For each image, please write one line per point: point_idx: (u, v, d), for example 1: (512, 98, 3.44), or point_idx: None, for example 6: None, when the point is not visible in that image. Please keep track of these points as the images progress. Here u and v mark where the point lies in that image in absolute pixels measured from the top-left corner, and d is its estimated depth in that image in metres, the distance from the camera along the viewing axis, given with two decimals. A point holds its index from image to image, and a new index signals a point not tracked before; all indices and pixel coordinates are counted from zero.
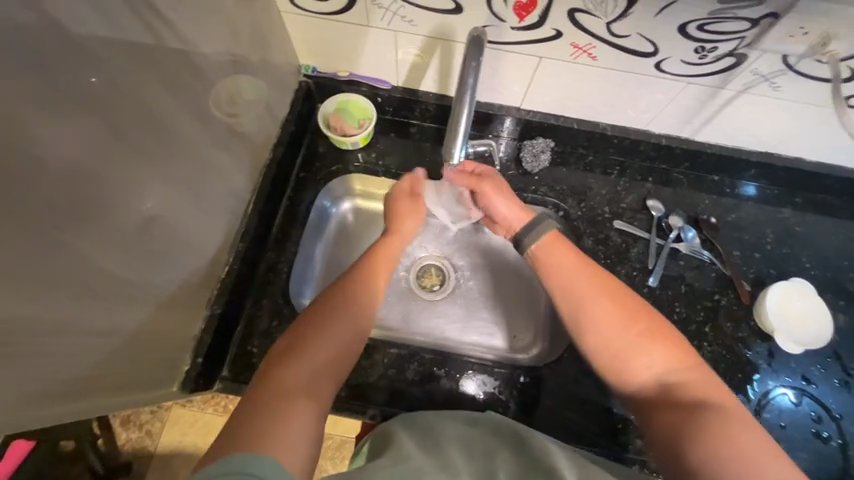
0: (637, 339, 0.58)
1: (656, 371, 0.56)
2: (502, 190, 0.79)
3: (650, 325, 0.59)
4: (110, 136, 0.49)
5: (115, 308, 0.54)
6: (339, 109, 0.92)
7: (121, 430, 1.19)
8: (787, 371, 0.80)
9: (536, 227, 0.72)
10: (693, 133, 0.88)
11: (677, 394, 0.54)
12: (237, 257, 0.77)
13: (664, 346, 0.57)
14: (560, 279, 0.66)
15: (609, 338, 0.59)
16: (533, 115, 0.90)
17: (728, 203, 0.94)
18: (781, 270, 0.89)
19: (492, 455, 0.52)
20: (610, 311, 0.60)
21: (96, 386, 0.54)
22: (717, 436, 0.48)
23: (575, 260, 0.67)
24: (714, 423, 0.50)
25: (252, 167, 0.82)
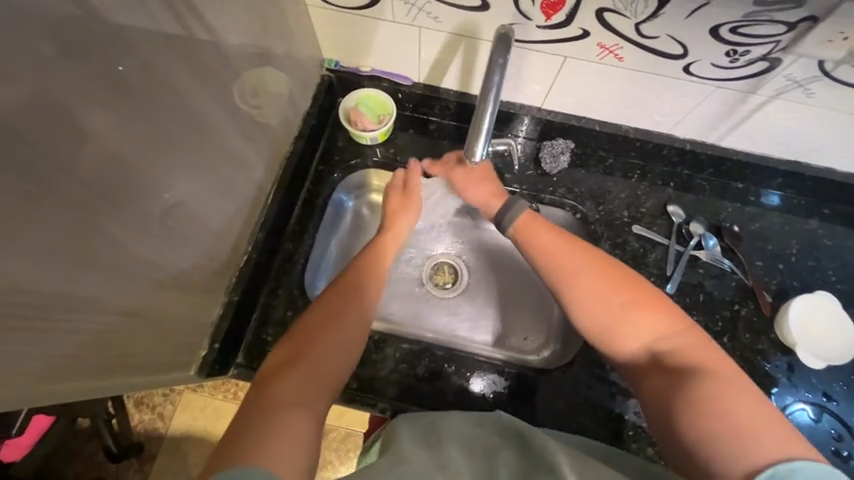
0: (622, 307, 0.57)
1: (646, 343, 0.56)
2: (477, 176, 0.79)
3: (636, 296, 0.58)
4: (141, 123, 0.50)
5: (138, 292, 0.56)
6: (360, 104, 0.92)
7: (134, 410, 1.22)
8: (807, 387, 0.78)
9: (510, 208, 0.72)
10: (719, 138, 0.86)
11: (669, 364, 0.53)
12: (256, 246, 0.78)
13: (650, 312, 0.57)
14: (547, 257, 0.65)
15: (596, 314, 0.59)
16: (554, 115, 0.89)
17: (752, 212, 0.92)
18: (805, 283, 0.86)
19: (494, 452, 0.51)
20: (595, 285, 0.60)
21: (118, 366, 0.56)
22: (709, 399, 0.47)
23: (559, 235, 0.66)
24: (705, 387, 0.48)
25: (273, 159, 0.83)
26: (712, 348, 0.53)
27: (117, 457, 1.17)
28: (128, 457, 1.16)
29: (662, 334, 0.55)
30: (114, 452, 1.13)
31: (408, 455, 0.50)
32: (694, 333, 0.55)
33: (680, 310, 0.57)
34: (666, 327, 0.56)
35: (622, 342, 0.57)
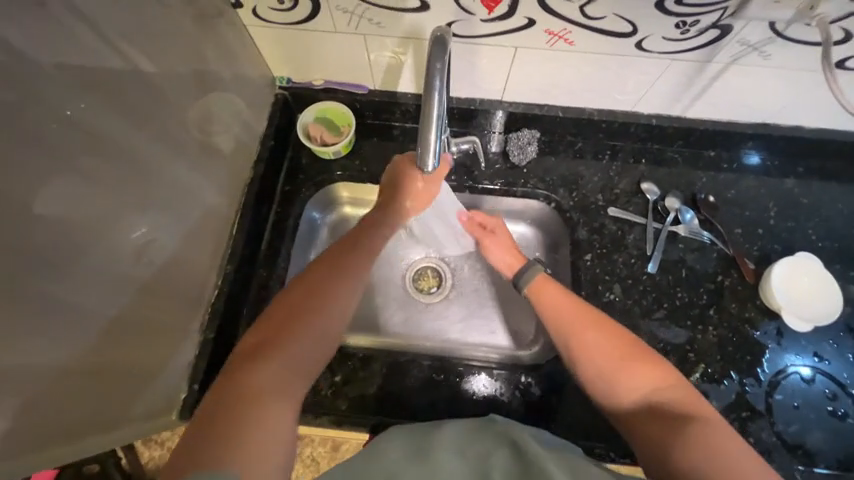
0: (622, 360, 0.58)
1: (644, 393, 0.56)
2: (506, 243, 0.81)
3: (629, 348, 0.59)
4: (73, 178, 0.49)
5: (97, 346, 0.54)
6: (319, 118, 0.90)
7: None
8: (798, 349, 0.77)
9: (527, 270, 0.72)
10: (685, 110, 0.84)
11: (658, 410, 0.54)
12: (226, 279, 0.77)
13: (648, 364, 0.57)
14: (552, 312, 0.66)
15: (595, 362, 0.60)
16: (516, 106, 0.88)
17: (727, 179, 0.91)
18: (786, 244, 0.86)
19: (488, 455, 0.51)
20: (597, 338, 0.61)
21: (89, 425, 0.55)
22: (702, 447, 0.49)
23: (566, 296, 0.67)
24: (696, 435, 0.50)
25: (233, 186, 0.81)
26: (706, 404, 0.54)
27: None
28: None
29: (661, 386, 0.56)
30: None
31: (392, 473, 0.49)
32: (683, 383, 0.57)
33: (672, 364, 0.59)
34: (665, 380, 0.56)
35: (619, 392, 0.57)
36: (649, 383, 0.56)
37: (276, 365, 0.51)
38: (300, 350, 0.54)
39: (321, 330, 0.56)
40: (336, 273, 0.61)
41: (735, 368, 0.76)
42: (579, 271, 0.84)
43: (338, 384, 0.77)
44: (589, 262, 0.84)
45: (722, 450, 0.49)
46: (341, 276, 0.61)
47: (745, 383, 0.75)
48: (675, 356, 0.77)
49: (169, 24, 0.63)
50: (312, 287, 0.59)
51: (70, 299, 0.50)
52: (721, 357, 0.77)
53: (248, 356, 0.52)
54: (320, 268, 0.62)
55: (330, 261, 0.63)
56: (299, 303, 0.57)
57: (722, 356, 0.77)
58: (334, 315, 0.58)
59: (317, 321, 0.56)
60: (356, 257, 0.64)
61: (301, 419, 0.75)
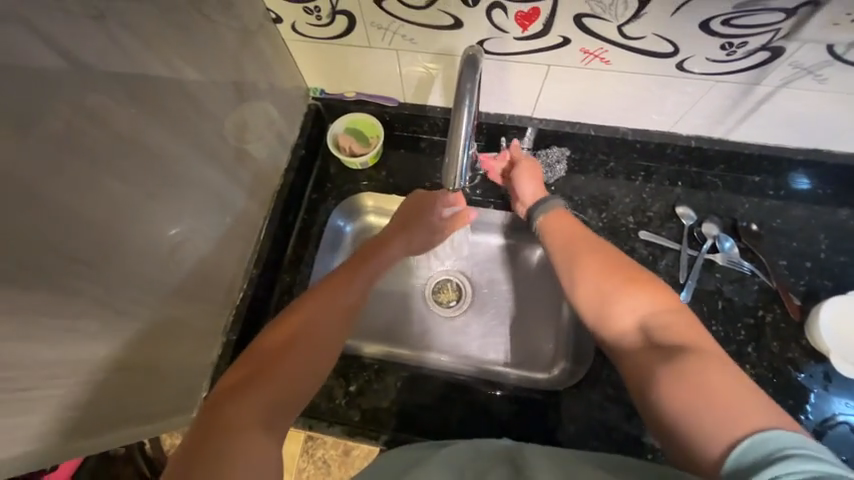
0: (621, 284, 0.57)
1: (641, 321, 0.54)
2: (533, 170, 0.80)
3: (631, 276, 0.58)
4: (116, 184, 0.52)
5: (126, 344, 0.57)
6: (349, 129, 0.92)
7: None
8: (848, 397, 0.71)
9: (548, 201, 0.73)
10: (728, 132, 0.80)
11: (655, 339, 0.52)
12: (251, 282, 0.78)
13: (647, 289, 0.56)
14: (558, 244, 0.68)
15: (595, 286, 0.59)
16: (546, 123, 0.86)
17: (773, 206, 0.85)
18: (838, 280, 0.79)
19: (484, 473, 0.48)
20: (597, 268, 0.61)
21: (115, 418, 0.58)
22: (696, 375, 0.45)
23: (573, 226, 0.69)
24: (693, 363, 0.46)
25: (263, 193, 0.84)
26: (708, 337, 0.51)
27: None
28: None
29: (659, 311, 0.54)
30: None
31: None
32: (688, 318, 0.53)
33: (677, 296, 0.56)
34: (663, 308, 0.54)
35: (616, 317, 0.56)
36: (647, 310, 0.55)
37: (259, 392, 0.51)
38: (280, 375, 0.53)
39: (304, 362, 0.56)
40: (320, 308, 0.62)
41: None
42: None
43: (352, 393, 0.77)
44: None
45: (722, 378, 0.44)
46: (326, 309, 0.62)
47: None
48: None
49: (212, 41, 0.66)
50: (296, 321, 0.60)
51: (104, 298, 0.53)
52: None
53: (228, 392, 0.51)
54: (305, 302, 0.62)
55: (314, 295, 0.63)
56: (283, 333, 0.58)
57: None
58: (320, 347, 0.59)
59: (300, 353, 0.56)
60: (342, 293, 0.65)
61: (316, 427, 0.75)
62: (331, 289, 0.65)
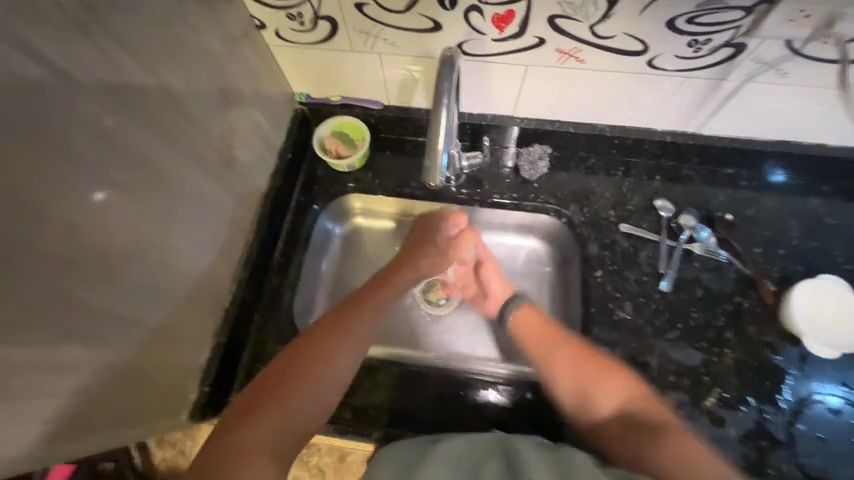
0: (596, 378, 0.64)
1: (619, 409, 0.62)
2: (498, 272, 0.86)
3: (602, 366, 0.65)
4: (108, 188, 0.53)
5: (117, 348, 0.57)
6: (335, 132, 0.94)
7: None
8: (823, 377, 0.73)
9: (512, 299, 0.78)
10: (700, 127, 0.83)
11: (634, 421, 0.60)
12: (240, 286, 0.79)
13: (619, 379, 0.64)
14: (529, 342, 0.71)
15: (573, 388, 0.65)
16: (527, 122, 0.88)
17: (746, 197, 0.88)
18: (809, 265, 0.82)
19: (480, 468, 0.49)
20: (571, 359, 0.66)
21: (108, 422, 0.58)
22: (677, 452, 0.55)
23: (544, 323, 0.73)
24: (671, 444, 0.56)
25: (252, 197, 0.84)
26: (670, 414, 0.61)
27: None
28: None
29: (631, 401, 0.62)
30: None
31: None
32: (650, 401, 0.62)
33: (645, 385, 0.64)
34: (634, 393, 0.63)
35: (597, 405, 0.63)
36: (622, 403, 0.62)
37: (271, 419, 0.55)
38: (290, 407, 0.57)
39: (314, 390, 0.59)
40: (334, 337, 0.64)
41: (754, 393, 0.73)
42: (589, 288, 0.82)
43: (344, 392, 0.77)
44: (599, 279, 0.83)
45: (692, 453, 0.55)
46: (340, 340, 0.63)
47: (765, 410, 0.72)
48: (689, 379, 0.74)
49: (197, 46, 0.67)
50: (312, 348, 0.62)
51: (95, 302, 0.53)
52: (740, 382, 0.74)
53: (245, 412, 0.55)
54: (321, 330, 0.64)
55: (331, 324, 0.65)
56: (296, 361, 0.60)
57: (739, 381, 0.74)
58: (330, 376, 0.61)
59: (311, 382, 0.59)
60: (357, 322, 0.66)
61: None
62: (346, 316, 0.66)
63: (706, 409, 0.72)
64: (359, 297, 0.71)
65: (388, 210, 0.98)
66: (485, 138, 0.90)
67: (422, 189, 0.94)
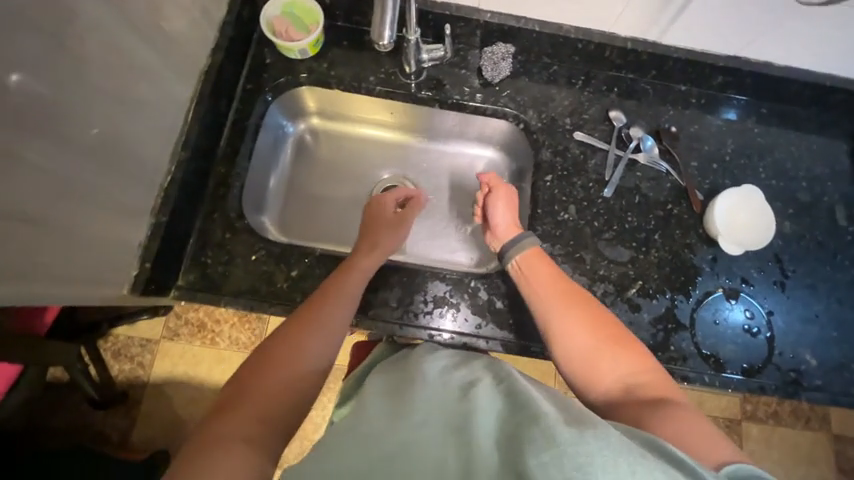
0: (605, 343, 0.63)
1: (624, 373, 0.61)
2: (511, 201, 0.82)
3: (614, 332, 0.64)
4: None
5: (26, 194, 0.53)
6: (286, 13, 0.85)
7: (113, 362, 1.38)
8: (727, 274, 0.83)
9: (521, 241, 0.76)
10: (661, 35, 0.84)
11: (638, 392, 0.59)
12: (180, 167, 0.75)
13: (629, 350, 0.62)
14: (537, 292, 0.69)
15: (581, 344, 0.63)
16: (494, 16, 0.85)
17: (693, 114, 0.92)
18: (736, 179, 0.89)
19: (470, 390, 0.48)
20: (581, 319, 0.65)
21: (20, 269, 0.56)
22: (680, 424, 0.54)
23: (550, 271, 0.71)
24: (677, 414, 0.56)
25: (190, 74, 0.77)
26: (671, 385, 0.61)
27: (103, 405, 1.31)
28: (115, 403, 1.32)
29: (638, 369, 0.61)
30: (98, 399, 1.27)
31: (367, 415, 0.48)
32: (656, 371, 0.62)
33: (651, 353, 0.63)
34: (645, 366, 0.61)
35: (601, 371, 0.62)
36: (628, 368, 0.61)
37: (239, 409, 0.52)
38: (262, 396, 0.53)
39: (291, 374, 0.56)
40: (317, 318, 0.61)
41: (670, 286, 0.82)
42: (538, 191, 0.85)
43: (293, 278, 0.77)
44: (548, 184, 0.86)
45: (692, 430, 0.54)
46: (315, 329, 0.60)
47: (675, 299, 0.81)
48: (615, 272, 0.82)
49: None
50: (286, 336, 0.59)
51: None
52: (659, 277, 0.82)
53: (233, 387, 0.54)
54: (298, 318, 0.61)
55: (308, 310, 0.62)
56: (272, 355, 0.57)
57: (659, 276, 0.82)
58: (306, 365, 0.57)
59: (286, 373, 0.55)
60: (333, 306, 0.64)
61: (256, 309, 0.75)
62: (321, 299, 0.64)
63: (626, 297, 0.81)
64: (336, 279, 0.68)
65: (375, 117, 0.96)
66: (447, 27, 0.85)
67: (381, 84, 0.89)
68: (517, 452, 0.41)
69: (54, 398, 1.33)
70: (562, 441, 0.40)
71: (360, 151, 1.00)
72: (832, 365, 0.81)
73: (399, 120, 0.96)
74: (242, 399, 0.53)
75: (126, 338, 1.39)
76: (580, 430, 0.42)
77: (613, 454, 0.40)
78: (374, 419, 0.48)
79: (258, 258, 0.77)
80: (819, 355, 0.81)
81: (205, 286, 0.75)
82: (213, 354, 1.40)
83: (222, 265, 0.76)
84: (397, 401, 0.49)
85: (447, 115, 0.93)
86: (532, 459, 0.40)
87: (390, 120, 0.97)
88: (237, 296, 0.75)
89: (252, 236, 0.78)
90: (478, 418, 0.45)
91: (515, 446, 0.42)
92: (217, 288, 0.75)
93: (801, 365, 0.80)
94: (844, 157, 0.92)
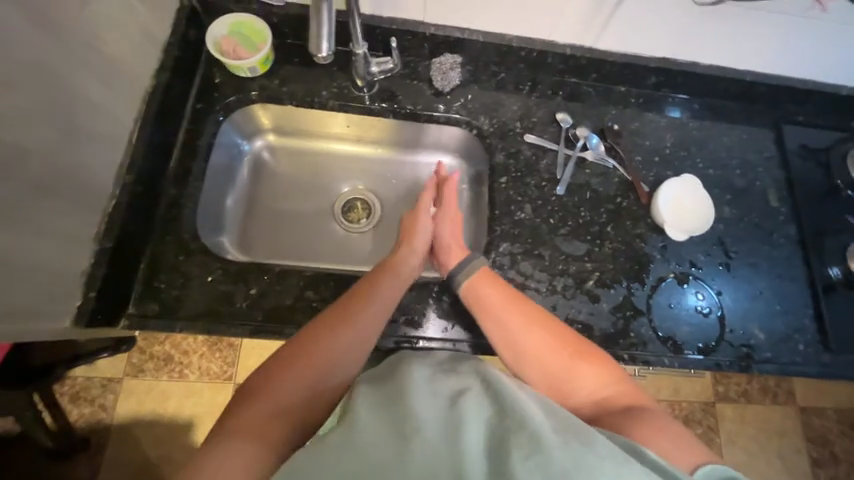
0: (571, 360, 0.65)
1: (592, 389, 0.63)
2: (452, 227, 0.85)
3: (579, 348, 0.67)
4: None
5: None
6: (233, 32, 0.85)
7: (72, 407, 1.29)
8: (677, 259, 0.88)
9: (468, 265, 0.76)
10: (595, 41, 0.89)
11: (608, 405, 0.61)
12: (125, 190, 0.73)
13: (596, 365, 0.65)
14: (498, 316, 0.71)
15: (547, 367, 0.66)
16: (439, 29, 0.88)
17: (634, 113, 0.98)
18: (677, 171, 0.95)
19: (460, 397, 0.47)
20: (543, 340, 0.67)
21: None
22: (652, 428, 0.56)
23: (508, 293, 0.73)
24: (649, 419, 0.58)
25: (134, 96, 0.75)
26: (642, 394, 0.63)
27: (60, 455, 1.22)
28: (74, 451, 1.23)
29: (606, 382, 0.64)
30: (53, 448, 1.18)
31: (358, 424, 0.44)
32: (625, 382, 0.65)
33: (618, 365, 0.67)
34: (612, 378, 0.64)
35: (570, 389, 0.64)
36: (595, 383, 0.64)
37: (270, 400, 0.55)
38: (294, 390, 0.56)
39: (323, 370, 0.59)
40: (349, 318, 0.65)
41: (626, 275, 0.86)
42: (494, 193, 0.88)
43: (253, 296, 0.75)
44: (503, 185, 0.89)
45: (667, 432, 0.56)
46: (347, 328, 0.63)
47: (632, 287, 0.85)
48: (573, 266, 0.85)
49: None
50: (313, 339, 0.62)
51: None
52: (615, 267, 0.86)
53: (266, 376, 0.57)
54: (333, 315, 0.65)
55: (343, 308, 0.66)
56: (306, 348, 0.60)
57: (614, 266, 0.86)
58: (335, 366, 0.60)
59: (320, 367, 0.59)
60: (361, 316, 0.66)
61: (215, 332, 0.73)
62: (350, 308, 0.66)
63: (585, 289, 0.83)
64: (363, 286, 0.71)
65: (332, 132, 0.97)
66: (394, 41, 0.87)
67: (333, 98, 0.90)
68: (506, 460, 0.42)
69: (3, 451, 1.23)
70: (551, 446, 0.43)
71: (320, 166, 1.00)
72: (779, 337, 0.86)
73: (357, 133, 0.97)
74: (272, 390, 0.56)
75: (86, 379, 1.30)
76: (566, 436, 0.45)
77: (596, 456, 0.44)
78: (363, 431, 0.44)
79: (215, 278, 0.75)
80: (766, 329, 0.86)
81: (159, 312, 0.72)
82: (181, 388, 1.33)
83: (176, 288, 0.74)
84: (387, 408, 0.46)
85: (403, 125, 0.95)
86: (523, 465, 0.41)
87: (349, 134, 0.98)
88: (194, 320, 0.72)
89: (208, 256, 0.76)
90: (468, 425, 0.44)
91: (505, 451, 0.42)
92: (172, 314, 0.73)
93: (751, 339, 0.85)
94: (771, 144, 1.00)
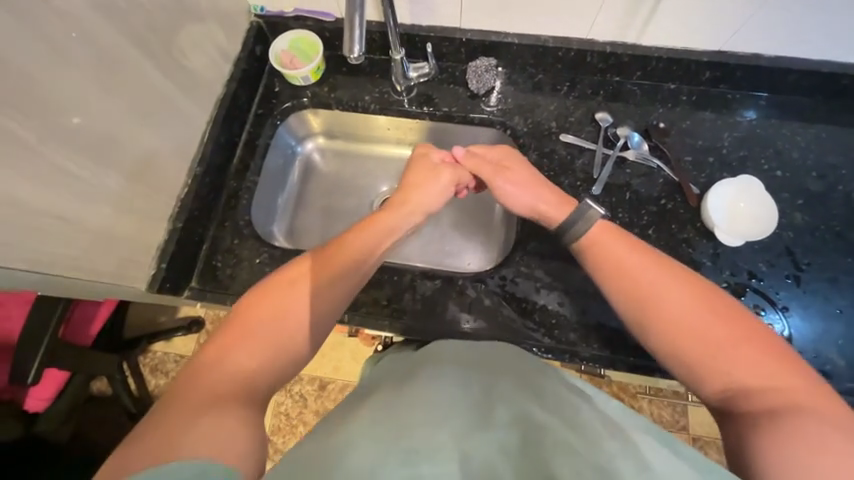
0: (725, 338, 0.53)
1: (748, 376, 0.51)
2: (539, 180, 0.78)
3: (737, 325, 0.54)
4: (37, 42, 0.56)
5: (58, 194, 0.64)
6: (292, 47, 0.96)
7: (150, 378, 1.48)
8: (731, 268, 0.80)
9: (586, 215, 0.68)
10: (639, 36, 0.86)
11: (769, 398, 0.49)
12: (195, 179, 0.85)
13: (761, 348, 0.52)
14: (625, 272, 0.61)
15: (686, 340, 0.55)
16: (475, 34, 0.92)
17: (684, 110, 0.92)
18: (735, 172, 0.86)
19: (494, 391, 0.48)
20: (686, 307, 0.56)
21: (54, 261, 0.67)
22: (825, 438, 0.45)
23: (639, 252, 0.62)
24: (823, 427, 0.46)
25: (208, 102, 0.89)
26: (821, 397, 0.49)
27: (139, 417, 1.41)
28: None
29: (772, 372, 0.51)
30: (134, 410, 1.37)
31: (392, 406, 0.47)
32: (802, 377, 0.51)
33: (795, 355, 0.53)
34: (785, 367, 0.51)
35: (717, 371, 0.52)
36: (756, 368, 0.51)
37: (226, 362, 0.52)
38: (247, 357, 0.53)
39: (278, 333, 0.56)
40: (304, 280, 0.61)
41: None
42: None
43: None
44: None
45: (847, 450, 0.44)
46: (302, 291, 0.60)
47: None
48: None
49: None
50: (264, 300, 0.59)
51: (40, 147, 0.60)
52: None
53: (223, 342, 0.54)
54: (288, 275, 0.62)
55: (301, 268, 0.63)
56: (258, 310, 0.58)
57: None
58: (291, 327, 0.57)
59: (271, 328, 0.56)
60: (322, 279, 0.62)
61: None
62: (323, 265, 0.63)
63: None
64: (342, 240, 0.68)
65: (375, 135, 1.04)
66: (429, 46, 0.93)
67: (375, 103, 0.97)
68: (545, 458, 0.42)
69: (96, 407, 1.45)
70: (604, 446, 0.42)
71: (363, 165, 1.07)
72: None
73: (398, 135, 1.03)
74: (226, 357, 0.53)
75: (163, 354, 1.49)
76: (619, 438, 0.43)
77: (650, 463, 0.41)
78: (398, 410, 0.46)
79: (262, 261, 0.84)
80: (846, 355, 0.74)
81: (215, 287, 0.83)
82: None
83: (230, 268, 0.84)
84: (416, 392, 0.48)
85: (441, 128, 0.98)
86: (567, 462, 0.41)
87: (391, 136, 1.04)
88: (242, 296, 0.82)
89: (257, 241, 0.86)
90: (501, 418, 0.46)
91: (548, 447, 0.43)
92: (224, 289, 0.83)
93: (827, 365, 0.73)
94: None
